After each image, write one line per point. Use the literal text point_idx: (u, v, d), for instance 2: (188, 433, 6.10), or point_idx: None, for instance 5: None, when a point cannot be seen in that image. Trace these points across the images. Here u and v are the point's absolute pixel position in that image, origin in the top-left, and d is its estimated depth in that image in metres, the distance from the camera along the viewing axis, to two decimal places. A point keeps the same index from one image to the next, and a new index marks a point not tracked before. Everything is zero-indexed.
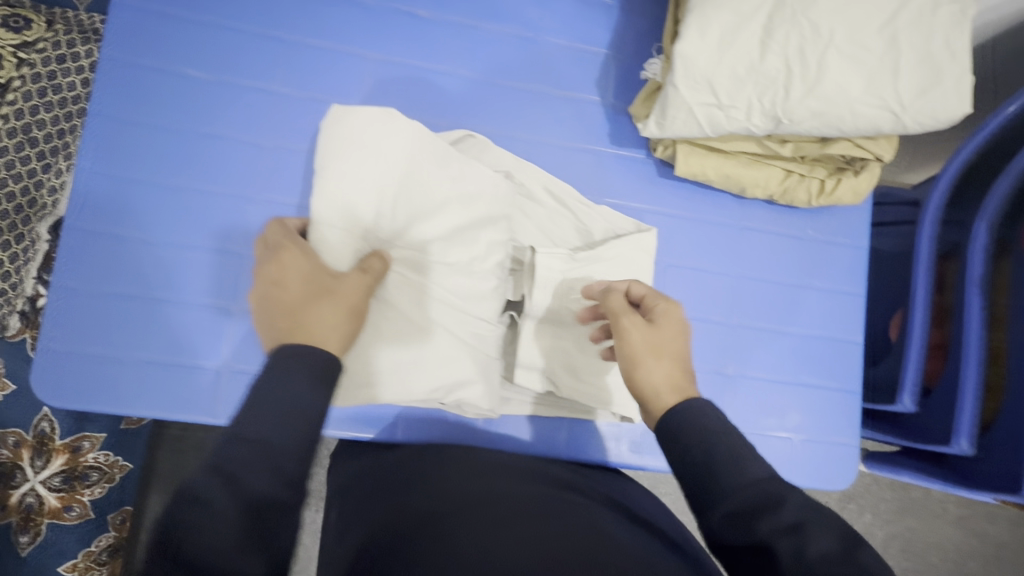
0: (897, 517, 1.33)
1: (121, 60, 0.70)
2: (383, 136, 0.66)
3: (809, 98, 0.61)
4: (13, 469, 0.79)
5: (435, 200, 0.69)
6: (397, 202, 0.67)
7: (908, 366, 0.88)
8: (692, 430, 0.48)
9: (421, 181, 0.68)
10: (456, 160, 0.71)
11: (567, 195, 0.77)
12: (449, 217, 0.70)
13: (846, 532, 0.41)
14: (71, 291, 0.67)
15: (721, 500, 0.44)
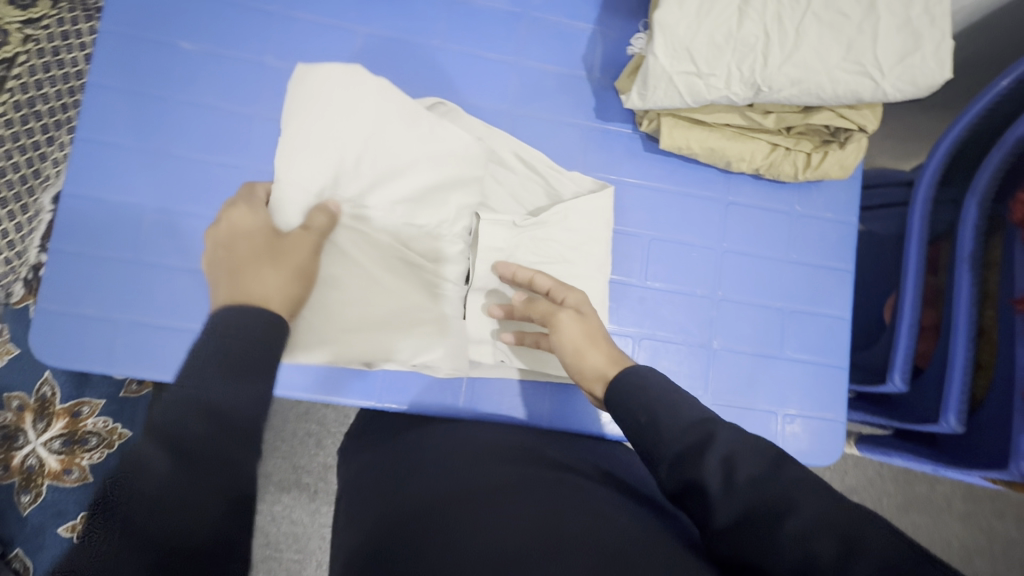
0: (898, 509, 1.31)
1: (118, 33, 0.73)
2: (352, 99, 0.73)
3: (787, 65, 0.62)
4: (16, 432, 0.82)
5: (394, 159, 0.75)
6: (359, 162, 0.74)
7: (899, 346, 0.87)
8: (640, 394, 0.55)
9: (382, 142, 0.75)
10: (417, 120, 0.75)
11: (538, 160, 0.78)
12: (406, 176, 0.76)
13: (770, 454, 0.48)
14: (67, 255, 0.70)
15: (662, 448, 0.50)
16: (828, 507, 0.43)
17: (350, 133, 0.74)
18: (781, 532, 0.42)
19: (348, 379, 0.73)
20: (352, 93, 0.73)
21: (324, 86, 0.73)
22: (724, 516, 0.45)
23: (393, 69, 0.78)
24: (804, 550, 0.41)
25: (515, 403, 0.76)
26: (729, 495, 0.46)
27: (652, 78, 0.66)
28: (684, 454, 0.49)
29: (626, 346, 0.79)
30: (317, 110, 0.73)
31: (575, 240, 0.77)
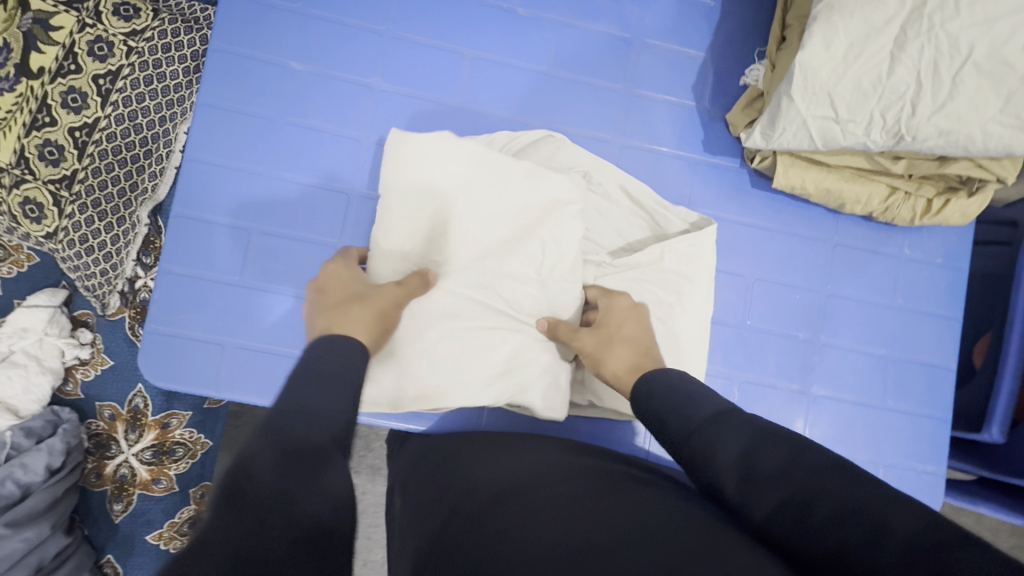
0: None
1: (227, 50, 0.71)
2: (437, 159, 0.67)
3: (938, 116, 0.59)
4: (108, 440, 0.84)
5: (499, 211, 0.69)
6: (469, 224, 0.68)
7: (1000, 396, 0.85)
8: (649, 396, 0.53)
9: (486, 192, 0.68)
10: (513, 167, 0.69)
11: (644, 194, 0.75)
12: (521, 227, 0.69)
13: (801, 444, 0.43)
14: (177, 277, 0.70)
15: (680, 448, 0.48)
16: (849, 490, 0.38)
17: (452, 189, 0.68)
18: (812, 527, 0.38)
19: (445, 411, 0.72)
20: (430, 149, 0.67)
21: (408, 152, 0.67)
22: (759, 516, 0.41)
23: (497, 91, 0.76)
24: (834, 539, 0.36)
25: (608, 441, 0.75)
26: (755, 489, 0.42)
27: (783, 120, 0.63)
28: (698, 449, 0.46)
29: (721, 388, 0.76)
30: (413, 173, 0.67)
31: (670, 282, 0.72)
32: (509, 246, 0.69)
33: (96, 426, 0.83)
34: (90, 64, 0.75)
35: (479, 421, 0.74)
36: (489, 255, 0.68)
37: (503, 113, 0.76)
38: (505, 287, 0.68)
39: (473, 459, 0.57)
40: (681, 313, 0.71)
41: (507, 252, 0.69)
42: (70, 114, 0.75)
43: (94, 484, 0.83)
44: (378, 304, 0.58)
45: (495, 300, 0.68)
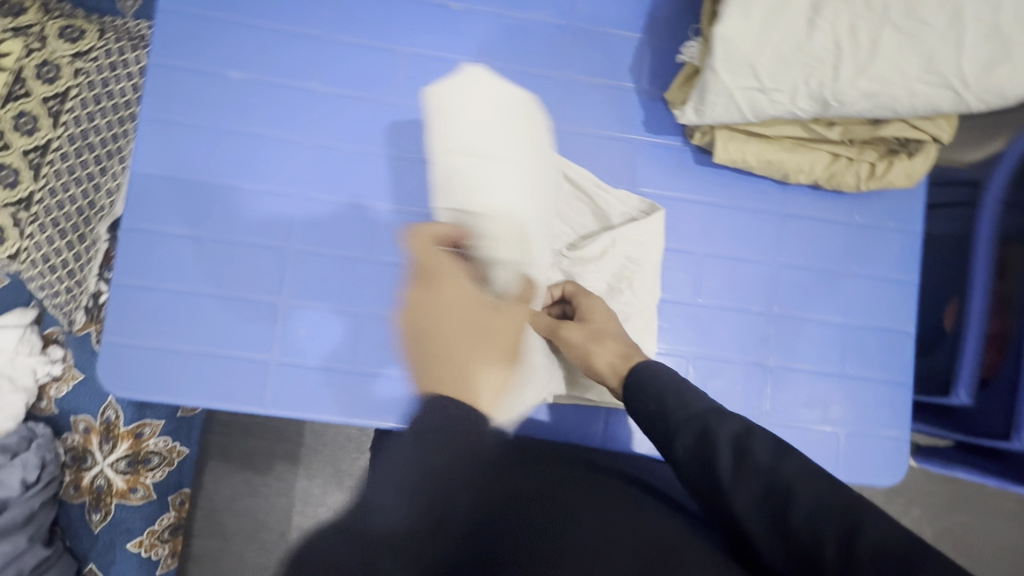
0: (947, 511, 1.24)
1: (165, 64, 0.73)
2: (460, 114, 0.66)
3: (861, 79, 0.58)
4: (84, 453, 0.86)
5: (497, 173, 0.65)
6: (468, 185, 0.65)
7: (964, 358, 0.85)
8: (638, 383, 0.56)
9: (491, 152, 0.65)
10: (515, 133, 0.67)
11: (583, 178, 0.75)
12: (511, 192, 0.65)
13: (782, 444, 0.48)
14: (129, 288, 0.71)
15: (670, 440, 0.51)
16: (825, 491, 0.44)
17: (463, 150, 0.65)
18: (795, 523, 0.43)
19: (403, 404, 0.74)
20: (455, 102, 0.66)
21: (435, 116, 0.67)
22: (748, 506, 0.45)
23: (435, 86, 0.76)
24: (806, 534, 0.42)
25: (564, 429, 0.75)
26: (740, 483, 0.46)
27: (711, 94, 0.63)
28: (692, 445, 0.50)
29: (676, 366, 0.76)
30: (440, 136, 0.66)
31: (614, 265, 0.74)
32: (498, 207, 0.65)
33: (71, 440, 0.86)
34: (38, 87, 0.77)
35: None
36: (480, 212, 0.65)
37: None
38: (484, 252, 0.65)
39: None
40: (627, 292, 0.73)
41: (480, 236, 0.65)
42: (22, 136, 0.77)
43: (72, 496, 0.85)
44: (498, 340, 0.61)
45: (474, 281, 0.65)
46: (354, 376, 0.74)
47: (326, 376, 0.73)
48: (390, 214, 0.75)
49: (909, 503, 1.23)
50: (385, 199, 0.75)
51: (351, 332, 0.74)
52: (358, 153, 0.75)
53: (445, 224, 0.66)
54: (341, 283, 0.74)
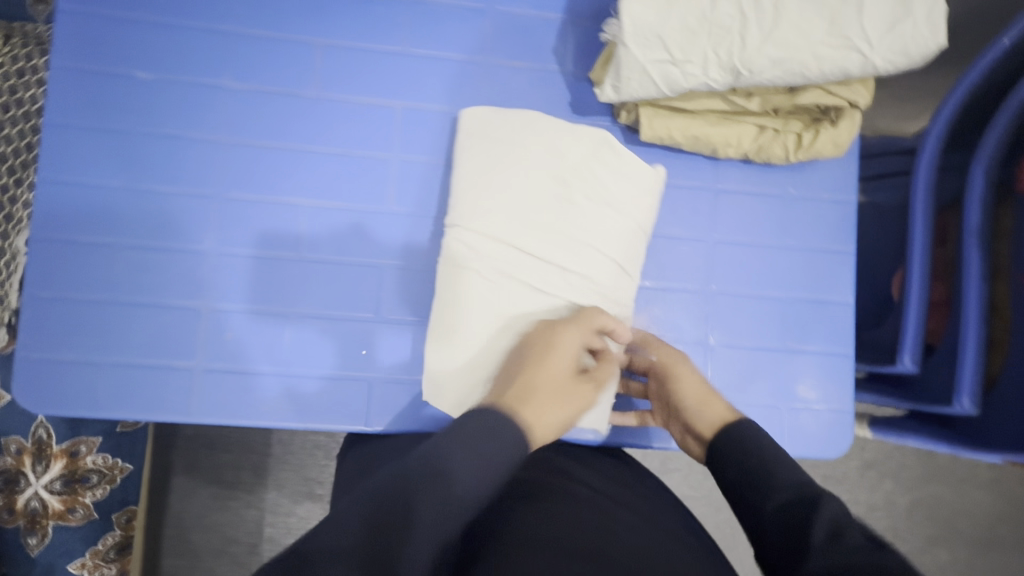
0: (923, 483, 1.22)
1: (70, 67, 0.70)
2: (578, 157, 0.72)
3: (767, 44, 0.59)
4: (17, 476, 0.83)
5: (588, 226, 0.71)
6: (552, 236, 0.70)
7: (907, 326, 0.83)
8: (755, 444, 0.56)
9: (579, 200, 0.71)
10: (609, 193, 0.72)
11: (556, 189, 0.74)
12: (592, 255, 0.71)
13: (820, 487, 0.49)
14: (43, 301, 0.69)
15: (763, 503, 0.50)
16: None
17: (510, 177, 0.71)
18: (810, 536, 0.45)
19: (338, 405, 0.72)
20: (589, 149, 0.73)
21: (513, 133, 0.72)
22: (771, 522, 0.48)
23: (355, 77, 0.75)
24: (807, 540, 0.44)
25: None
26: (825, 549, 0.43)
27: (625, 69, 0.62)
28: (785, 509, 0.48)
29: None
30: (489, 163, 0.71)
31: None
32: (578, 265, 0.70)
33: (3, 463, 0.82)
34: None
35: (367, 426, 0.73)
36: (558, 262, 0.70)
37: (365, 97, 0.75)
38: (486, 276, 0.68)
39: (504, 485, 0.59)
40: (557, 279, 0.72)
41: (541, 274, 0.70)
42: None
43: (6, 521, 0.82)
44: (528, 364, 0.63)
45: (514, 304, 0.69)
46: (285, 379, 0.72)
47: (256, 380, 0.71)
48: (313, 210, 0.73)
49: (883, 476, 1.22)
50: (343, 202, 0.74)
51: (281, 333, 0.72)
52: (279, 150, 0.73)
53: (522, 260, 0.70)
54: (265, 284, 0.72)
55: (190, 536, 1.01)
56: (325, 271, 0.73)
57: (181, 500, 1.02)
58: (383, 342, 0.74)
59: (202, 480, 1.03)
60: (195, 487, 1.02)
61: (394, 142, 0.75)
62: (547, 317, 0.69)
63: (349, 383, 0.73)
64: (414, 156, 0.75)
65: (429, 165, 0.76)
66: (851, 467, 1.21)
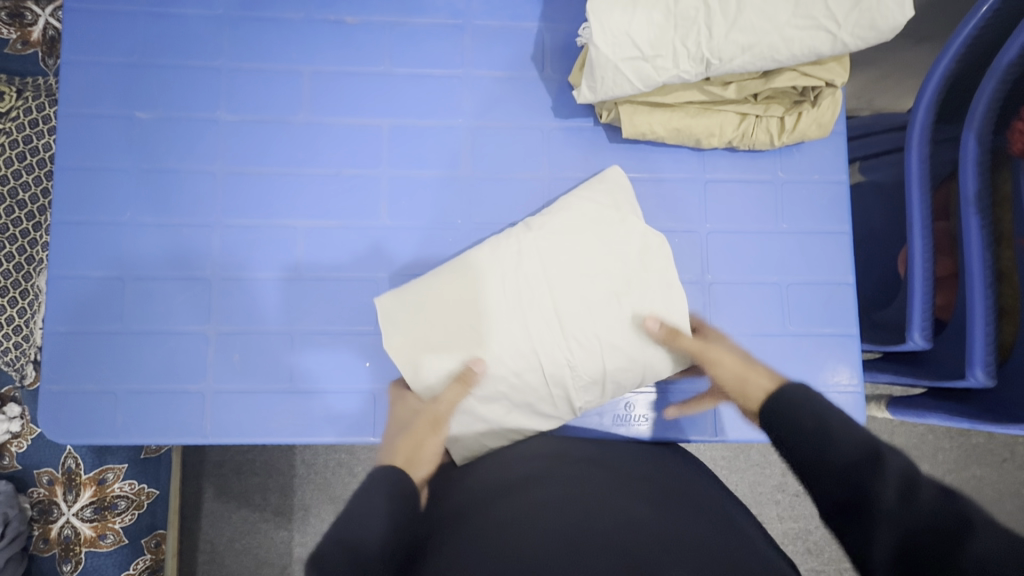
0: (960, 466, 1.17)
1: (79, 113, 0.75)
2: (573, 228, 0.72)
3: (733, 32, 0.61)
4: (50, 506, 0.87)
5: (585, 321, 0.70)
6: (527, 351, 0.69)
7: (914, 302, 0.80)
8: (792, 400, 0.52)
9: (572, 288, 0.70)
10: (607, 225, 0.72)
11: (564, 238, 0.72)
12: (597, 347, 0.69)
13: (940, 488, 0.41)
14: (62, 335, 0.73)
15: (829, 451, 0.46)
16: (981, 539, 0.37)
17: (546, 239, 0.72)
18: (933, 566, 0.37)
19: (343, 417, 0.74)
20: (599, 207, 0.73)
21: (494, 253, 0.72)
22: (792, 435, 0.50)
23: (342, 97, 0.78)
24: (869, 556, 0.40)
25: None
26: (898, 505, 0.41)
27: (599, 69, 0.64)
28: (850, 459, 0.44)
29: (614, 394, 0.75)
30: (490, 270, 0.71)
31: (540, 309, 0.70)
32: (582, 363, 0.69)
33: (38, 493, 0.87)
34: None
35: (370, 435, 0.74)
36: (547, 363, 0.69)
37: (353, 117, 0.78)
38: (505, 320, 0.70)
39: (543, 463, 0.60)
40: (542, 344, 0.69)
41: (543, 333, 0.69)
42: None
43: (43, 549, 0.86)
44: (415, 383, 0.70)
45: (521, 354, 0.69)
46: (292, 395, 0.74)
47: (266, 400, 0.74)
48: (310, 230, 0.76)
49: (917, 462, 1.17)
50: (340, 219, 0.77)
51: (287, 350, 0.75)
52: (275, 175, 0.76)
53: (515, 318, 0.70)
54: (272, 303, 0.75)
55: (224, 560, 1.04)
56: (326, 288, 0.76)
57: (214, 526, 1.04)
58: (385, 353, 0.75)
59: (233, 503, 1.05)
60: (225, 510, 1.05)
61: (384, 158, 0.77)
62: (532, 370, 0.69)
63: (355, 395, 0.75)
64: (403, 170, 0.78)
65: (419, 178, 0.78)
66: None
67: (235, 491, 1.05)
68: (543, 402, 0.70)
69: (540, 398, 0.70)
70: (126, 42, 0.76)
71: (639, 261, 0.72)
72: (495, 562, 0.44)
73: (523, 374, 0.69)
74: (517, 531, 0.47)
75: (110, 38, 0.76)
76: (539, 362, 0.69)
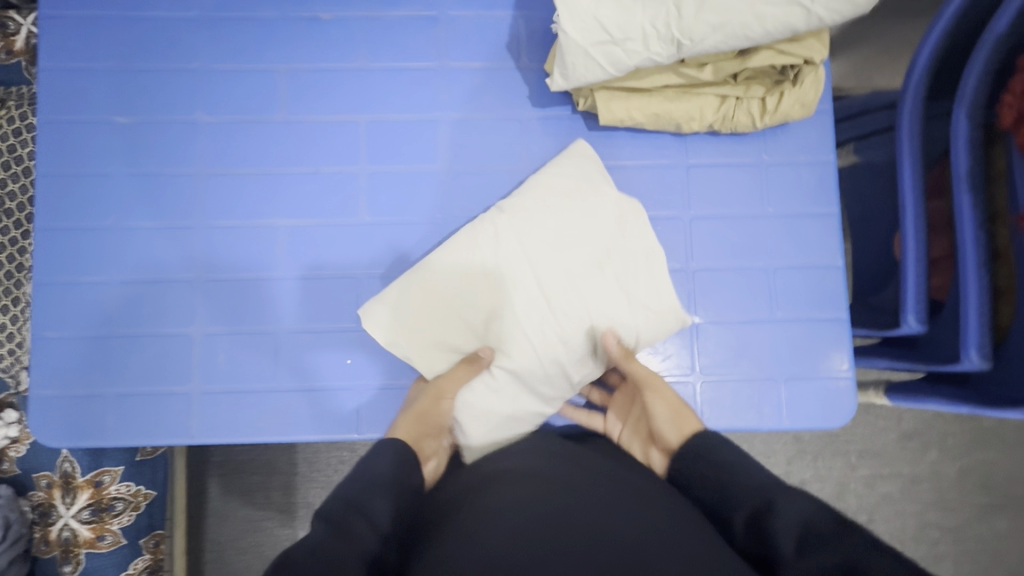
0: (969, 451, 1.14)
1: (58, 121, 0.76)
2: (546, 204, 0.71)
3: (703, 11, 0.59)
4: (49, 508, 0.88)
5: (574, 293, 0.70)
6: (517, 327, 0.68)
7: (907, 285, 0.78)
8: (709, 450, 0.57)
9: (555, 263, 0.70)
10: (580, 197, 0.71)
11: (541, 214, 0.71)
12: (588, 317, 0.69)
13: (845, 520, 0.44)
14: (49, 341, 0.74)
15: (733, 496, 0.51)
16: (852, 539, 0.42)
17: (522, 218, 0.71)
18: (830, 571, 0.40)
19: (328, 415, 0.74)
20: (571, 179, 0.72)
21: (470, 239, 0.71)
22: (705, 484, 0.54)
23: (318, 94, 0.77)
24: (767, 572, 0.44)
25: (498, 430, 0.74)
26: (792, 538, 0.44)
27: (568, 55, 0.63)
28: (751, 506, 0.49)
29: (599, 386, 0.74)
30: (471, 253, 0.70)
31: (525, 283, 0.69)
32: (576, 335, 0.69)
33: (37, 497, 0.88)
34: None
35: (356, 432, 0.74)
36: (538, 338, 0.68)
37: (329, 114, 0.77)
38: (491, 299, 0.69)
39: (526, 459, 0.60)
40: (531, 319, 0.69)
41: (530, 309, 0.69)
42: None
43: (44, 551, 0.88)
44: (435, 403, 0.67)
45: (510, 332, 0.68)
46: (277, 394, 0.74)
47: (252, 399, 0.74)
48: (290, 229, 0.76)
49: (925, 447, 1.14)
50: (320, 217, 0.76)
51: (271, 350, 0.75)
52: (253, 175, 0.76)
53: (501, 296, 0.69)
54: (255, 303, 0.75)
55: (226, 558, 1.05)
56: (307, 287, 0.76)
57: (215, 525, 1.06)
58: (368, 350, 0.75)
59: (236, 501, 1.06)
60: (226, 509, 1.06)
61: (362, 154, 0.77)
62: (524, 347, 0.68)
63: (339, 393, 0.74)
64: (381, 165, 0.77)
65: (397, 173, 0.77)
66: (888, 441, 1.14)
67: (234, 490, 1.07)
68: (538, 379, 0.68)
69: (536, 376, 0.68)
70: (101, 47, 0.76)
71: (620, 228, 0.72)
72: (467, 552, 0.44)
73: (515, 352, 0.68)
74: (484, 525, 0.47)
75: (85, 44, 0.76)
76: (529, 338, 0.68)
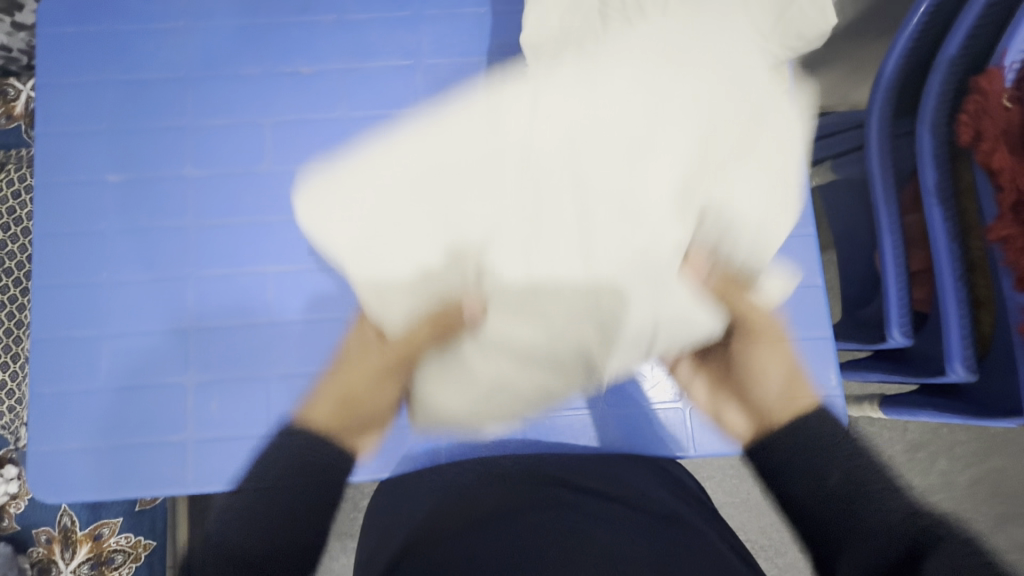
0: (979, 460, 1.13)
1: (56, 182, 0.79)
2: (566, 89, 0.74)
3: None
4: (49, 565, 0.88)
5: (587, 210, 0.73)
6: (520, 228, 0.74)
7: (889, 299, 0.79)
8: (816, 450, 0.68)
9: (568, 157, 0.74)
10: (621, 98, 0.73)
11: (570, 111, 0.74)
12: (597, 233, 0.73)
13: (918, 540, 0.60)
14: (46, 397, 0.75)
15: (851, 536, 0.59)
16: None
17: (546, 107, 0.74)
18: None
19: None
20: (625, 81, 0.74)
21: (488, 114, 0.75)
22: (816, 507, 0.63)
23: (305, 143, 0.80)
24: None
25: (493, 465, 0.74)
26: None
27: None
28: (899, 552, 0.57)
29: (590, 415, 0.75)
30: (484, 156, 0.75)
31: (532, 176, 0.74)
32: (574, 276, 0.73)
33: (36, 553, 0.88)
34: None
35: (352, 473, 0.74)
36: (550, 252, 0.73)
37: (318, 162, 0.80)
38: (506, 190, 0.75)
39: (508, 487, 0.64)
40: (536, 218, 0.74)
41: (547, 219, 0.74)
42: None
43: None
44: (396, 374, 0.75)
45: (521, 248, 0.74)
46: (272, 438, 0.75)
47: (248, 444, 0.75)
48: (284, 274, 0.78)
49: (933, 457, 1.13)
50: (311, 261, 0.78)
51: (266, 394, 0.76)
52: (246, 223, 0.78)
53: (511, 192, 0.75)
54: (251, 348, 0.76)
55: None
56: (300, 330, 0.77)
57: None
58: None
59: None
60: None
61: None
62: (539, 294, 0.73)
63: None
64: None
65: None
66: (895, 453, 1.13)
67: None
68: (553, 357, 0.73)
69: (548, 326, 0.72)
70: (95, 110, 0.80)
71: (652, 151, 0.73)
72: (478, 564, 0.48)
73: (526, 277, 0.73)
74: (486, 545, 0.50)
75: (81, 108, 0.80)
76: (547, 299, 0.73)
